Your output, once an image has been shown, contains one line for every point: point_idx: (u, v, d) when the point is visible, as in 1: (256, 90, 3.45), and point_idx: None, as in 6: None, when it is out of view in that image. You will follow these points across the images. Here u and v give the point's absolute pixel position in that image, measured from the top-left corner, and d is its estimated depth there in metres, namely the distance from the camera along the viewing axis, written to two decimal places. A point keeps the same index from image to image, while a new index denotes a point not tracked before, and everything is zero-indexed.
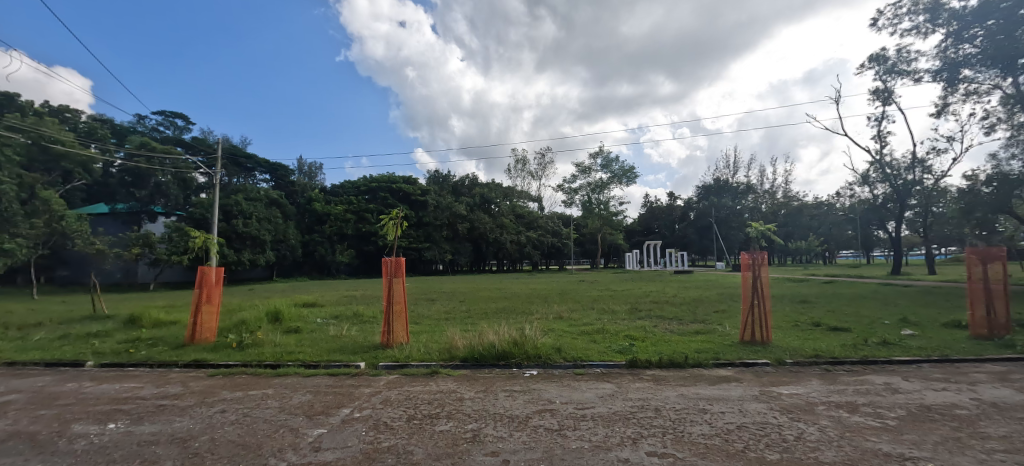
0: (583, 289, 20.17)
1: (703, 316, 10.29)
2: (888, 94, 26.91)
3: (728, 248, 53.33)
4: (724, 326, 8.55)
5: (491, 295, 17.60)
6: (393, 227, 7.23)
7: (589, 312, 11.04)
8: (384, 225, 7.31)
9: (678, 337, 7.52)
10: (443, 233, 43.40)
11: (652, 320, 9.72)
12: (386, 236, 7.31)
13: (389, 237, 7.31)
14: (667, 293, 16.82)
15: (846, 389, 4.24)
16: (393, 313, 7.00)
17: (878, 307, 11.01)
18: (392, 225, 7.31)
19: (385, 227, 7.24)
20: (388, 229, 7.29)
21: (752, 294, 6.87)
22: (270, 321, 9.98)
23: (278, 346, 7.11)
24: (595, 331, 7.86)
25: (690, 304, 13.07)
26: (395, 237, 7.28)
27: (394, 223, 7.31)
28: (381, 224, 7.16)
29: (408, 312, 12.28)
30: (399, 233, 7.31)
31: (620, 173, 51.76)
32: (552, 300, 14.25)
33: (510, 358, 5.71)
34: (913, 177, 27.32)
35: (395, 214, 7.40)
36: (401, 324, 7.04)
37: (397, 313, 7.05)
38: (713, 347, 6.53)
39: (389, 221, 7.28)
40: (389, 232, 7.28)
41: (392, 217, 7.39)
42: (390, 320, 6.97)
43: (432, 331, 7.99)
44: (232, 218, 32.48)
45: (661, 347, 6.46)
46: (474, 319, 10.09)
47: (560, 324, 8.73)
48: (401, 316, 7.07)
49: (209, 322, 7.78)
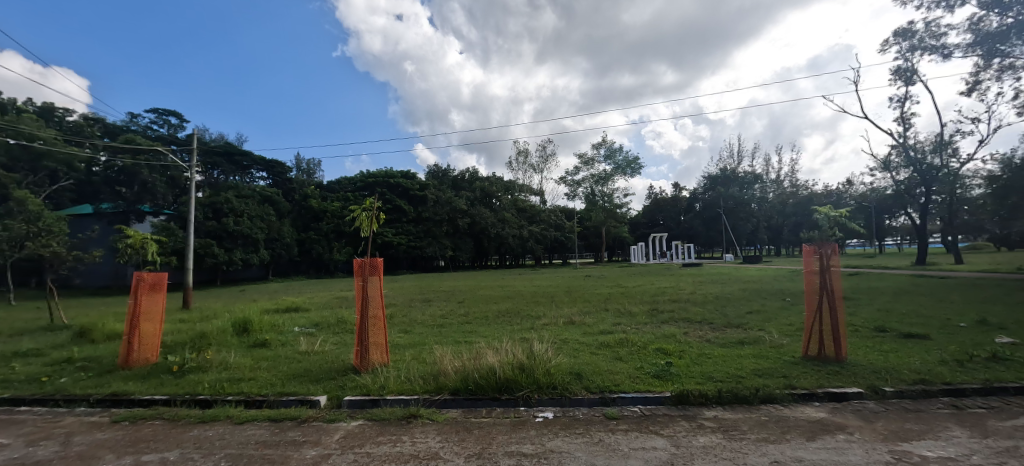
0: (591, 286, 18.81)
1: (739, 319, 8.90)
2: (911, 73, 25.52)
3: (736, 240, 51.92)
4: (770, 334, 7.20)
5: (494, 294, 16.27)
6: (368, 220, 5.81)
7: (604, 316, 9.70)
8: (356, 217, 5.87)
9: (719, 349, 6.15)
10: (443, 228, 42.09)
11: (679, 324, 8.37)
12: (361, 230, 5.86)
13: (365, 232, 5.89)
14: (686, 290, 15.46)
15: (1019, 450, 2.84)
16: (368, 322, 5.62)
17: (936, 305, 9.61)
18: (369, 217, 5.91)
19: (358, 221, 5.81)
20: (363, 222, 5.88)
21: (819, 295, 5.51)
22: (237, 332, 8.63)
23: (228, 369, 5.75)
24: (616, 342, 6.52)
25: (716, 302, 11.70)
26: (372, 232, 5.86)
27: (370, 215, 5.86)
28: (354, 216, 5.73)
29: (399, 317, 10.92)
30: (376, 227, 5.88)
31: (624, 164, 50.20)
32: (561, 301, 12.92)
33: (515, 388, 4.35)
34: (938, 162, 25.89)
35: (370, 205, 5.99)
36: (380, 334, 5.71)
37: (373, 320, 5.66)
38: (772, 366, 5.13)
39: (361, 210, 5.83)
40: (364, 226, 5.85)
41: (366, 207, 5.94)
42: (364, 329, 5.57)
43: (421, 347, 6.63)
44: (223, 216, 31.10)
45: (706, 367, 5.09)
46: (474, 328, 8.74)
47: (575, 334, 7.38)
48: (379, 324, 5.73)
49: (153, 333, 6.43)
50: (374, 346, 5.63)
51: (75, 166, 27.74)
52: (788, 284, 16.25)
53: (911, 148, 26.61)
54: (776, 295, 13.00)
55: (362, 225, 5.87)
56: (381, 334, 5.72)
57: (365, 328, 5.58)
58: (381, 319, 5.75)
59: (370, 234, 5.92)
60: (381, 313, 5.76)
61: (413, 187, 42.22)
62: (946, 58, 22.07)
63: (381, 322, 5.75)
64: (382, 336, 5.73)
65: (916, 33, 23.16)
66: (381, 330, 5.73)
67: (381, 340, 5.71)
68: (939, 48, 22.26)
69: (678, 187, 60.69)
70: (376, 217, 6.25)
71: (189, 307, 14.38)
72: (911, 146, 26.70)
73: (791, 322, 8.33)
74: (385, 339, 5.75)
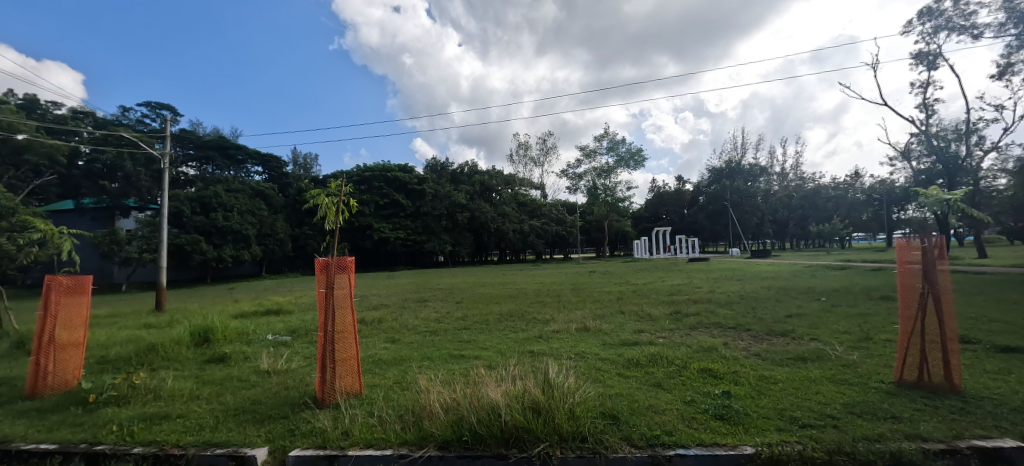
0: (598, 284, 17.64)
1: (780, 326, 7.68)
2: (932, 57, 24.37)
3: (742, 233, 50.66)
4: (828, 347, 6.00)
5: (496, 293, 15.04)
6: (334, 207, 4.54)
7: (622, 321, 8.49)
8: (316, 206, 4.58)
9: (777, 369, 4.92)
10: (442, 223, 40.90)
11: (713, 333, 7.17)
12: (325, 223, 4.59)
13: (329, 226, 4.62)
14: (704, 289, 14.27)
15: None
16: (334, 336, 4.33)
17: (1000, 308, 8.43)
18: (336, 206, 4.63)
19: (319, 211, 4.52)
20: (327, 213, 4.58)
21: (921, 303, 4.25)
22: (196, 342, 7.38)
23: (157, 400, 4.50)
24: (648, 359, 5.31)
25: (743, 303, 10.48)
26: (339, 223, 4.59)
27: (335, 203, 4.57)
28: (314, 204, 4.46)
29: (390, 321, 9.71)
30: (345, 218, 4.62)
31: (627, 156, 48.85)
32: (569, 301, 11.72)
33: (530, 442, 3.12)
34: (963, 149, 24.61)
35: (336, 189, 4.68)
36: (350, 347, 4.46)
37: (340, 331, 4.39)
38: (866, 399, 3.90)
39: (321, 198, 4.51)
40: (329, 216, 4.59)
41: (331, 191, 4.65)
42: (328, 344, 4.29)
43: (406, 367, 5.40)
44: (212, 211, 29.68)
45: (777, 401, 3.87)
46: (474, 337, 7.53)
47: (594, 347, 6.15)
48: (349, 334, 4.48)
49: (72, 342, 5.24)
50: (341, 363, 4.37)
51: (58, 160, 25.91)
52: (812, 281, 15.07)
53: (933, 136, 25.43)
54: (806, 294, 11.78)
55: (326, 220, 4.58)
56: (351, 349, 4.47)
57: (330, 343, 4.29)
58: (352, 329, 4.51)
59: (338, 227, 4.67)
60: (351, 320, 4.50)
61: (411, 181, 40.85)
62: (974, 39, 21.22)
63: (351, 332, 4.50)
64: (352, 350, 4.48)
65: (943, 12, 21.97)
66: (351, 342, 4.48)
67: (350, 356, 4.45)
68: (969, 28, 21.46)
69: (681, 180, 59.38)
70: (346, 206, 4.99)
71: (162, 310, 13.07)
72: (933, 133, 25.63)
73: (847, 330, 7.11)
74: (356, 354, 4.52)
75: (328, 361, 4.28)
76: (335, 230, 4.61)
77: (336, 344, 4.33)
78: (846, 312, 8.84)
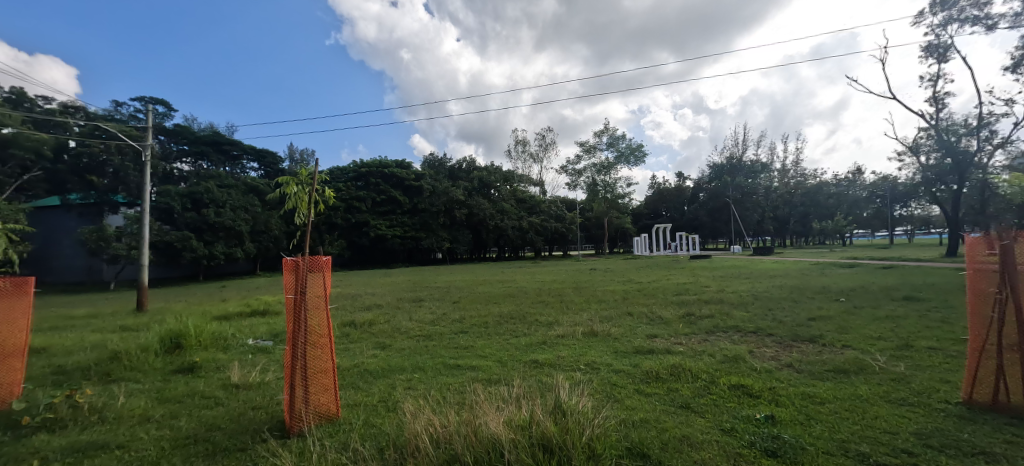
0: (600, 282, 17.01)
1: (804, 330, 7.06)
2: (943, 49, 23.78)
3: (743, 229, 50.04)
4: (866, 356, 5.39)
5: (495, 292, 14.37)
6: (303, 199, 3.87)
7: (631, 324, 7.87)
8: (285, 195, 3.90)
9: (817, 385, 4.31)
10: (440, 220, 40.17)
11: (733, 339, 6.56)
12: (296, 216, 3.93)
13: (299, 220, 3.96)
14: (713, 288, 13.62)
15: None
16: (307, 347, 3.70)
17: None
18: (308, 198, 3.97)
19: (287, 201, 3.85)
20: (297, 205, 3.92)
21: (998, 311, 3.63)
22: (166, 349, 6.72)
23: (98, 425, 3.86)
24: (668, 370, 4.70)
25: (757, 304, 9.86)
26: (310, 216, 3.93)
27: (307, 193, 3.89)
28: (282, 194, 3.79)
29: (382, 324, 9.05)
30: (317, 211, 3.96)
31: (628, 152, 48.09)
32: (572, 302, 11.10)
33: None
34: (973, 145, 24.10)
35: (306, 176, 4.01)
36: (327, 358, 3.84)
37: (314, 340, 3.76)
38: (940, 428, 3.27)
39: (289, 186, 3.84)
40: (299, 209, 3.94)
41: (301, 180, 4.00)
42: (300, 355, 3.65)
43: (393, 382, 4.75)
44: (203, 207, 28.88)
45: (832, 429, 3.26)
46: (472, 342, 6.91)
47: (605, 355, 5.54)
48: (324, 343, 3.86)
49: (17, 347, 4.64)
50: (315, 377, 3.75)
51: (45, 153, 24.48)
52: (824, 280, 14.48)
53: (942, 130, 24.86)
54: (822, 294, 11.15)
55: (294, 212, 3.89)
56: (326, 361, 3.85)
57: (302, 355, 3.65)
58: (328, 335, 3.90)
59: (310, 222, 4.02)
60: (326, 326, 3.89)
61: (409, 177, 40.21)
62: (988, 30, 20.64)
63: (326, 340, 3.88)
64: (328, 361, 3.86)
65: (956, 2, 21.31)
66: (327, 352, 3.86)
67: (326, 368, 3.83)
68: (983, 19, 20.85)
69: (681, 176, 58.72)
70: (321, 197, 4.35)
71: (144, 310, 12.36)
72: (943, 127, 25.07)
73: (881, 336, 6.50)
74: (332, 367, 3.89)
75: (299, 377, 3.63)
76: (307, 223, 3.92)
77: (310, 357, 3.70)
78: (871, 314, 8.24)
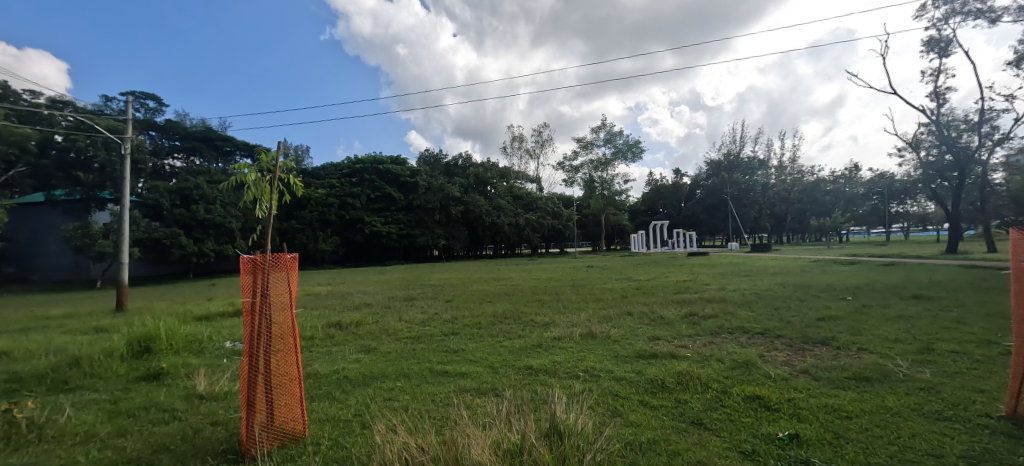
0: (597, 280, 16.62)
1: (814, 332, 6.67)
2: (945, 44, 23.46)
3: (741, 226, 49.75)
4: (887, 361, 4.98)
5: (491, 290, 13.93)
6: (264, 190, 3.45)
7: (631, 325, 7.46)
8: (244, 184, 3.45)
9: (841, 396, 3.91)
10: (435, 217, 39.65)
11: (741, 341, 6.16)
12: (256, 209, 3.51)
13: (261, 213, 3.54)
14: (714, 286, 13.23)
15: None
16: (270, 357, 3.26)
17: None
18: (270, 187, 3.53)
19: (246, 193, 3.40)
20: (259, 196, 3.47)
21: None
22: (134, 354, 6.22)
23: (32, 447, 3.40)
24: (675, 378, 4.31)
25: (762, 303, 9.49)
26: (272, 210, 3.50)
27: (268, 183, 3.47)
28: (239, 185, 3.32)
29: (369, 324, 8.58)
30: (278, 204, 3.54)
31: (625, 148, 47.62)
32: (569, 301, 10.68)
33: None
34: (974, 141, 23.85)
35: (267, 163, 3.56)
36: (293, 369, 3.42)
37: (278, 349, 3.33)
38: (991, 452, 2.86)
39: (248, 175, 3.38)
40: (260, 202, 3.50)
41: (263, 168, 3.55)
42: (262, 367, 3.22)
43: (369, 393, 4.32)
44: (193, 203, 28.21)
45: (866, 451, 2.88)
46: (463, 345, 6.49)
47: (605, 360, 5.15)
48: (290, 352, 3.44)
49: None
50: (279, 392, 3.32)
51: (29, 149, 23.47)
52: (826, 278, 14.14)
53: (943, 126, 24.58)
54: (827, 293, 10.76)
55: (254, 205, 3.47)
56: (293, 372, 3.42)
57: (264, 367, 3.22)
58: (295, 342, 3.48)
59: (273, 215, 3.58)
60: (293, 332, 3.47)
61: (404, 173, 39.66)
62: (992, 23, 20.28)
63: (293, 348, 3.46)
64: (295, 372, 3.43)
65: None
66: (293, 362, 3.43)
67: (293, 380, 3.40)
68: (986, 13, 20.53)
69: (678, 173, 58.38)
70: (285, 185, 3.91)
71: (123, 310, 11.82)
72: (944, 122, 24.80)
73: (899, 338, 6.10)
74: (300, 379, 3.46)
75: (260, 391, 3.20)
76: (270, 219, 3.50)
77: (273, 368, 3.27)
78: (882, 314, 7.86)
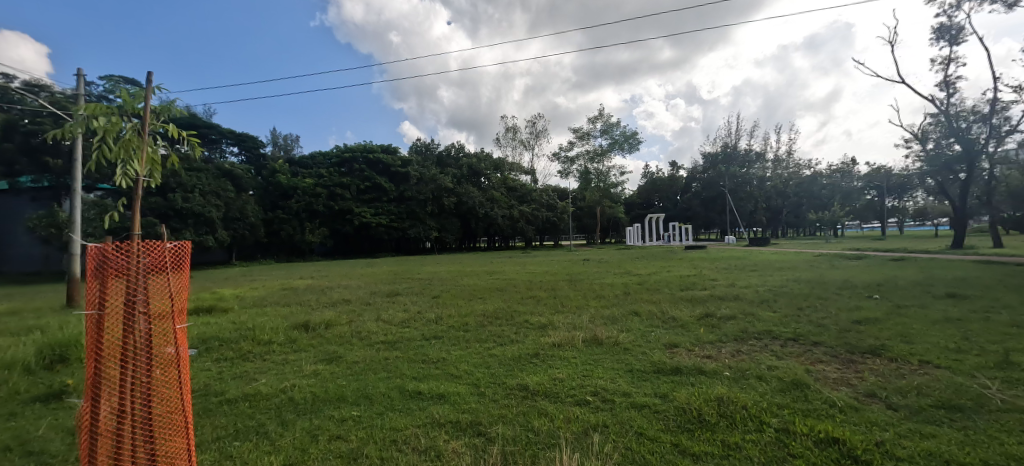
0: (596, 274, 15.63)
1: (856, 338, 5.69)
2: (956, 32, 22.63)
3: (738, 220, 48.96)
4: (967, 380, 4.01)
5: (482, 286, 12.87)
6: (132, 149, 2.21)
7: (641, 328, 6.46)
8: (94, 137, 2.14)
9: (945, 439, 2.94)
10: (427, 208, 38.39)
11: (774, 351, 5.17)
12: (119, 176, 2.22)
13: (124, 183, 2.24)
14: (723, 282, 12.21)
15: None
16: (150, 390, 2.32)
17: None
18: (147, 148, 2.30)
19: (94, 154, 2.12)
20: (122, 157, 2.21)
21: None
22: (45, 366, 5.12)
23: None
24: (714, 408, 3.31)
25: (781, 302, 8.57)
26: (140, 181, 2.22)
27: (142, 138, 2.22)
28: (84, 137, 2.04)
29: (338, 326, 7.46)
30: (158, 177, 2.37)
31: (622, 139, 46.54)
32: (567, 299, 9.66)
33: None
34: (982, 133, 23.09)
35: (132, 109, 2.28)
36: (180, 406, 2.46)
37: (163, 380, 2.37)
38: None
39: (103, 124, 2.09)
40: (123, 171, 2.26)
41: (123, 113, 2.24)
42: (139, 409, 2.29)
43: (306, 427, 3.31)
44: (169, 192, 25.93)
45: None
46: (443, 354, 5.44)
47: (615, 378, 4.15)
48: (180, 378, 2.49)
49: None
50: (165, 435, 2.41)
51: None
52: (839, 274, 13.25)
53: (953, 117, 23.70)
54: (849, 290, 9.80)
55: (119, 168, 2.16)
56: (183, 409, 2.50)
57: (138, 406, 2.29)
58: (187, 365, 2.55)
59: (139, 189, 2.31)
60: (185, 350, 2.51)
61: (394, 163, 38.46)
62: (1008, 8, 19.40)
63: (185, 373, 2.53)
64: (186, 406, 2.51)
65: None
66: (186, 391, 2.51)
67: (181, 418, 2.49)
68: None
69: (673, 166, 57.54)
70: (157, 137, 2.63)
71: (75, 307, 10.67)
72: (953, 113, 23.92)
73: (962, 348, 5.11)
74: (191, 417, 2.54)
75: (138, 441, 2.29)
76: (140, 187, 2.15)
77: (154, 409, 2.33)
78: (923, 316, 6.92)
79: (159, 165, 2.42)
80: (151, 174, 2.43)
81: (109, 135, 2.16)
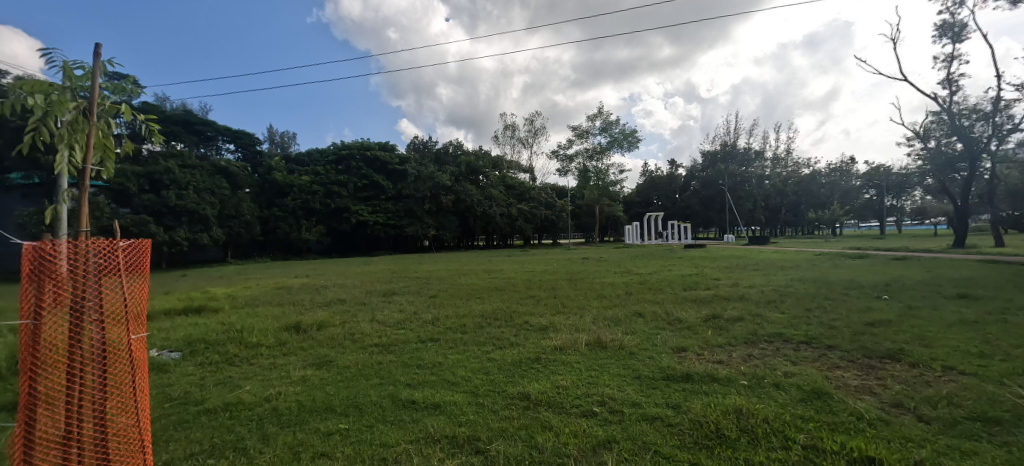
0: (597, 274, 15.33)
1: (873, 342, 5.43)
2: (958, 29, 22.41)
3: (738, 219, 48.69)
4: (999, 389, 3.75)
5: (480, 285, 12.56)
6: (79, 132, 2.02)
7: (648, 331, 6.18)
8: (35, 117, 1.95)
9: (991, 458, 2.68)
10: (425, 206, 38.06)
11: (788, 355, 4.90)
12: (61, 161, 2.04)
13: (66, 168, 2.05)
14: (726, 282, 11.91)
15: None
16: (100, 406, 2.06)
17: None
18: (94, 132, 2.10)
19: (30, 135, 1.92)
20: (66, 141, 2.02)
21: None
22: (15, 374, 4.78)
23: None
24: (733, 422, 3.04)
25: (789, 303, 8.31)
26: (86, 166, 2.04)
27: (89, 121, 2.03)
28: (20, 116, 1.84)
29: (329, 328, 7.15)
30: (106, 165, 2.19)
31: (620, 137, 46.24)
32: (568, 299, 9.39)
33: None
34: (984, 131, 22.89)
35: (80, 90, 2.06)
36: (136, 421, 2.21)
37: (117, 392, 2.15)
38: None
39: (47, 103, 1.89)
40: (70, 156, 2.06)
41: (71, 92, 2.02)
42: (88, 425, 2.05)
43: (284, 442, 3.05)
44: (162, 189, 25.39)
45: None
46: (439, 358, 5.16)
47: (620, 386, 3.89)
48: (137, 390, 2.25)
49: None
50: (120, 453, 2.18)
51: None
52: (844, 273, 13.00)
53: (955, 115, 23.49)
54: (858, 290, 9.54)
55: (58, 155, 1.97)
56: (138, 423, 2.25)
57: (86, 422, 2.04)
58: (145, 376, 2.31)
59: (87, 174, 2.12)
60: (143, 359, 2.27)
61: (391, 160, 38.14)
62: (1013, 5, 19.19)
63: (142, 385, 2.29)
64: (143, 421, 2.27)
65: None
66: (144, 405, 2.28)
67: (138, 435, 2.24)
68: None
69: (672, 165, 57.28)
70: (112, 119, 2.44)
71: None
72: (955, 111, 23.71)
73: (985, 352, 4.86)
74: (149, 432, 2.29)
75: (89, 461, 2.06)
76: (86, 179, 1.94)
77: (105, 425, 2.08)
78: (939, 318, 6.66)
79: (111, 151, 2.25)
80: (102, 159, 2.26)
81: (53, 116, 1.96)
